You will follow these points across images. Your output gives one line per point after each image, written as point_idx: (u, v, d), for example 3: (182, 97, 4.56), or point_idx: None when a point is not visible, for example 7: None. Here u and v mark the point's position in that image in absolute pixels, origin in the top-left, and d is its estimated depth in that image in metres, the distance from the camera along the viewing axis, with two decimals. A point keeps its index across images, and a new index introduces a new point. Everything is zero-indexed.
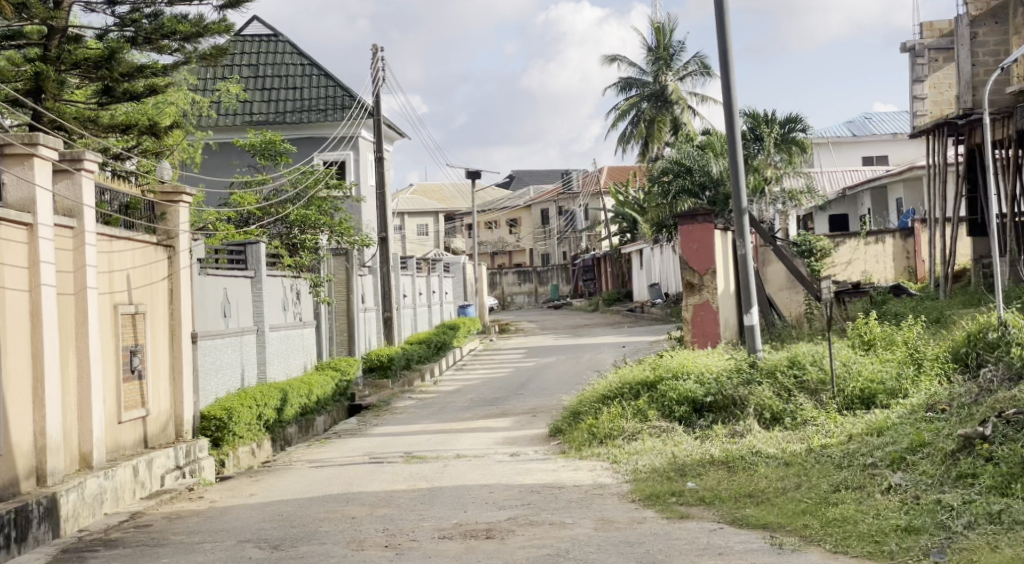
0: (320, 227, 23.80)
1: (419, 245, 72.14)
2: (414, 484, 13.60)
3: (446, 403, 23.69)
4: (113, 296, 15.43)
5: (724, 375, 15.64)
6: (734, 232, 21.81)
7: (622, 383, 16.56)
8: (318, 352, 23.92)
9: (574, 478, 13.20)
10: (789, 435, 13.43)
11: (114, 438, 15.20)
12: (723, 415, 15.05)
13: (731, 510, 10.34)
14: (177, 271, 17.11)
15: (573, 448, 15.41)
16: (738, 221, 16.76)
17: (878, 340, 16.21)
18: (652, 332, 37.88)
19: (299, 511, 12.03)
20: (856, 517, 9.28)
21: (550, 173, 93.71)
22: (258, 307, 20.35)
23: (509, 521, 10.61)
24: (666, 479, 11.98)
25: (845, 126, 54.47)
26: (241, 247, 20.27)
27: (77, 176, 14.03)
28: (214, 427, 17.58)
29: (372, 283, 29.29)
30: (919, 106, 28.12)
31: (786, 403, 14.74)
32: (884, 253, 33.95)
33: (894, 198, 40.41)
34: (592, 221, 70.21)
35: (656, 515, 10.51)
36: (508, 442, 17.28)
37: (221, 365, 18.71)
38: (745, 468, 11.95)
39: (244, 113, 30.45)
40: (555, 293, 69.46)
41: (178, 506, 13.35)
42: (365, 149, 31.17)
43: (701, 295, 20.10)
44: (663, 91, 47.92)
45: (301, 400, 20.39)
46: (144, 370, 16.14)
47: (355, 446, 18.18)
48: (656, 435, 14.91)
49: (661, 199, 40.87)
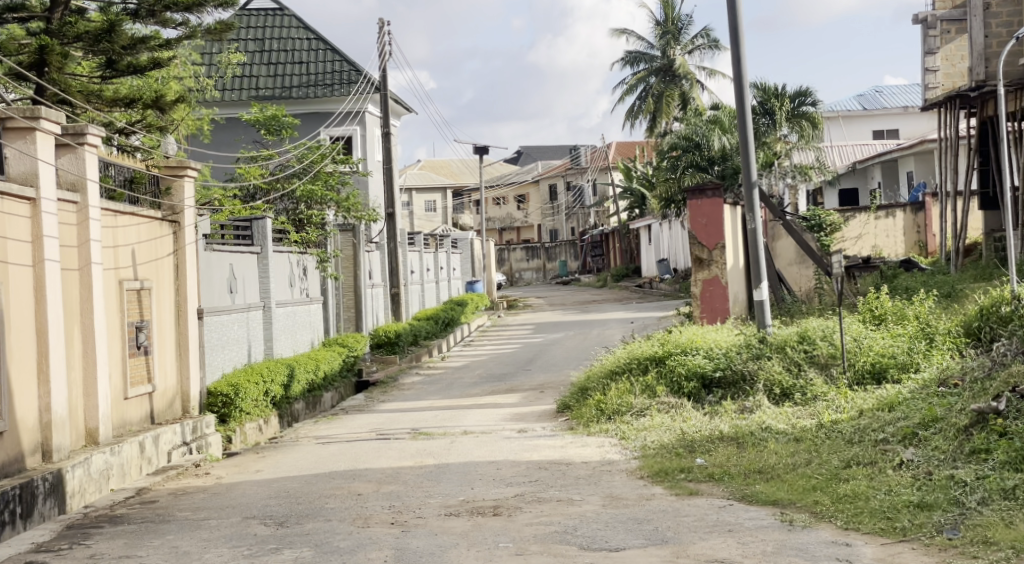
0: (327, 202, 23.68)
1: (427, 221, 71.96)
2: (420, 461, 13.50)
3: (454, 379, 23.63)
4: (118, 271, 15.33)
5: (733, 351, 15.57)
6: (743, 206, 21.64)
7: (630, 359, 16.47)
8: (326, 328, 23.85)
9: (582, 454, 13.10)
10: (799, 411, 13.32)
11: (121, 414, 15.14)
12: (732, 391, 14.97)
13: (740, 486, 10.23)
14: (183, 247, 17.03)
15: (581, 424, 15.32)
16: (748, 195, 16.60)
17: (889, 315, 16.09)
18: (660, 309, 37.74)
19: (306, 488, 11.93)
20: (867, 493, 9.15)
21: (558, 149, 93.48)
22: (264, 283, 20.25)
23: (516, 498, 10.51)
24: (675, 455, 11.88)
25: (855, 99, 54.23)
26: (247, 222, 20.15)
27: (80, 150, 13.93)
28: (221, 403, 17.50)
29: (379, 258, 29.21)
30: (931, 79, 27.84)
31: (796, 378, 14.62)
32: (894, 228, 33.77)
33: (905, 172, 40.21)
34: (600, 196, 70.03)
35: (664, 491, 10.41)
36: (516, 418, 17.19)
37: (228, 341, 18.63)
38: (755, 444, 11.85)
39: (249, 88, 30.34)
40: (563, 269, 69.32)
41: (184, 482, 13.26)
42: (372, 124, 31.01)
43: (710, 270, 19.97)
44: (671, 66, 47.70)
45: (308, 376, 20.31)
46: (150, 346, 16.06)
47: (362, 423, 18.11)
48: (664, 411, 14.81)
49: (670, 174, 40.68)
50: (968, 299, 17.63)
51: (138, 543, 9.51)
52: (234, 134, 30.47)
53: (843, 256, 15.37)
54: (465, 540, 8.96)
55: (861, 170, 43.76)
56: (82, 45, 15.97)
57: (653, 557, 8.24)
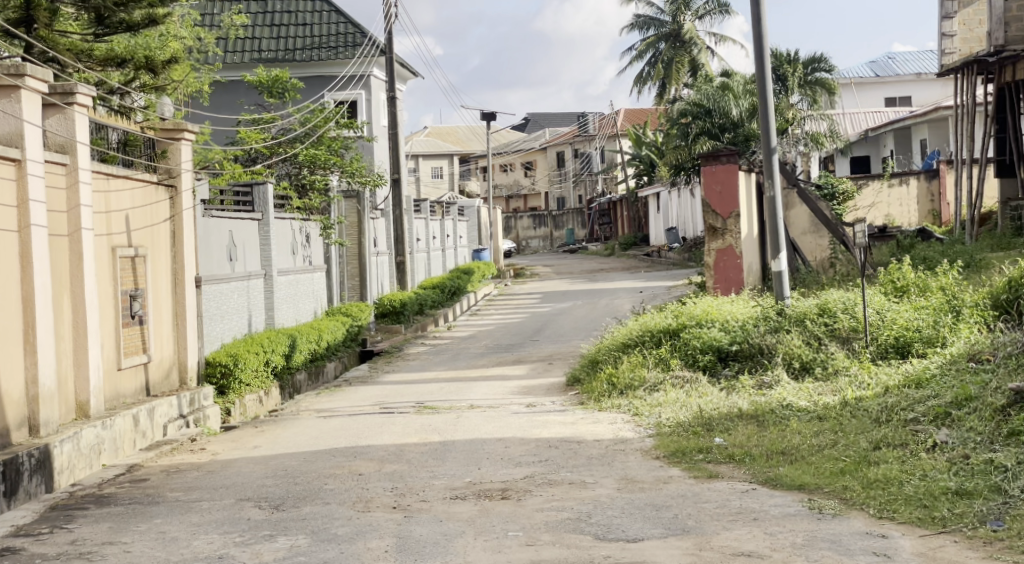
0: (331, 167, 23.01)
1: (434, 188, 71.23)
2: (425, 438, 12.94)
3: (460, 349, 23.11)
4: (111, 238, 14.76)
5: (749, 323, 15.03)
6: (758, 172, 21.02)
7: (643, 331, 15.92)
8: (329, 297, 23.29)
9: (594, 432, 12.53)
10: (821, 386, 12.76)
11: (114, 386, 14.59)
12: (748, 364, 14.42)
13: (763, 469, 9.66)
14: (180, 212, 16.46)
15: (591, 398, 14.75)
16: (767, 161, 15.92)
17: (912, 286, 15.51)
18: (669, 277, 37.13)
19: (304, 466, 11.37)
20: (901, 478, 8.58)
21: (567, 117, 92.72)
22: (265, 251, 19.67)
23: (525, 480, 9.95)
24: (691, 435, 11.31)
25: (868, 65, 53.47)
26: (248, 187, 19.57)
27: (70, 110, 13.35)
28: (220, 374, 16.96)
29: (385, 226, 28.65)
30: (947, 44, 27.14)
31: (816, 352, 14.04)
32: (908, 195, 32.98)
33: (919, 139, 39.51)
34: (609, 164, 69.34)
35: (683, 474, 9.84)
36: (524, 392, 16.63)
37: (227, 311, 18.07)
38: (776, 422, 11.28)
39: (253, 50, 29.71)
40: (571, 237, 68.73)
41: (178, 459, 12.72)
42: (377, 88, 30.33)
43: (724, 240, 19.34)
44: (680, 32, 46.98)
45: (310, 346, 19.76)
46: (145, 315, 15.50)
47: (365, 395, 17.57)
48: (678, 386, 14.24)
49: (680, 142, 40.04)
50: (993, 271, 17.02)
51: (124, 528, 8.97)
52: (235, 97, 29.87)
53: (866, 223, 14.50)
54: (471, 527, 8.41)
55: (873, 137, 43.04)
56: (72, 1, 15.36)
57: (674, 549, 7.68)
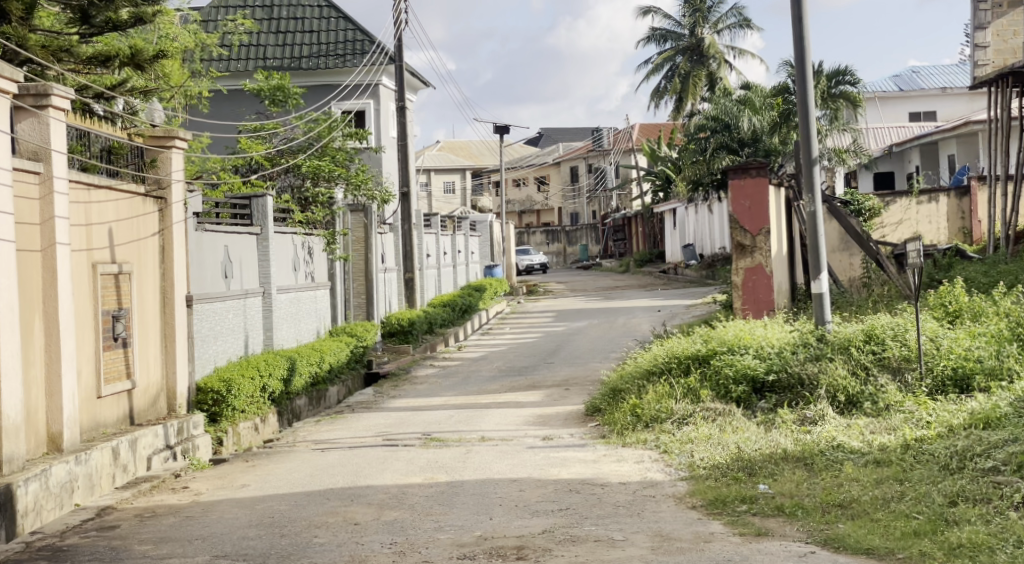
0: (335, 179, 21.69)
1: (446, 203, 70.04)
2: (432, 477, 11.63)
3: (471, 371, 21.86)
4: (91, 254, 13.50)
5: (787, 350, 13.75)
6: (788, 186, 19.72)
7: (668, 357, 14.62)
8: (334, 317, 22.02)
9: (619, 473, 11.21)
10: (872, 424, 11.48)
11: (93, 415, 13.33)
12: (788, 396, 13.13)
13: (820, 526, 8.41)
14: (170, 226, 15.23)
15: (614, 432, 13.45)
16: (808, 176, 14.54)
17: (966, 312, 14.25)
18: (689, 296, 35.75)
19: (293, 512, 10.08)
20: (992, 545, 7.50)
21: (581, 132, 91.59)
22: (264, 267, 18.41)
23: (543, 535, 8.65)
24: (731, 480, 10.00)
25: (891, 80, 52.13)
26: (246, 199, 18.33)
27: (44, 115, 12.15)
28: (212, 401, 15.69)
29: (393, 240, 27.38)
30: (981, 55, 25.71)
31: (863, 384, 12.76)
32: (937, 214, 30.54)
33: (946, 154, 38.11)
34: (623, 179, 68.13)
35: (725, 530, 8.54)
36: (540, 422, 15.31)
37: (221, 331, 16.79)
38: (828, 466, 9.97)
39: (257, 57, 28.53)
40: (584, 253, 67.53)
41: (156, 499, 11.44)
42: (386, 98, 29.11)
43: (753, 258, 18.04)
44: (698, 45, 45.72)
45: (312, 369, 18.48)
46: (129, 337, 14.26)
47: (370, 423, 16.28)
48: (710, 419, 12.96)
49: (698, 156, 38.86)
50: None
51: None
52: (237, 106, 28.69)
53: (919, 242, 13.13)
54: None
55: (897, 152, 41.65)
56: None
57: None
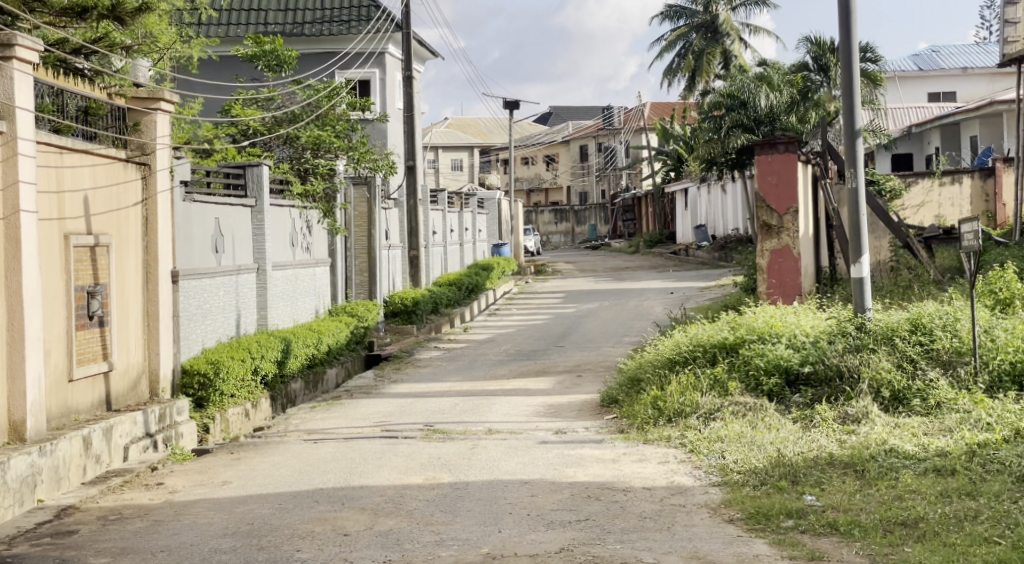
0: (336, 150, 20.39)
1: (454, 180, 68.82)
2: (433, 477, 10.44)
3: (478, 355, 20.67)
4: (63, 223, 12.31)
5: (824, 338, 12.55)
6: (816, 163, 18.37)
7: (692, 345, 13.43)
8: (333, 295, 20.88)
9: (642, 475, 10.02)
10: (923, 425, 10.33)
11: (64, 400, 12.19)
12: (827, 391, 11.95)
13: (883, 550, 7.28)
14: (154, 195, 14.04)
15: (634, 427, 12.29)
16: (848, 148, 13.19)
17: (1020, 300, 13.08)
18: (702, 278, 34.48)
19: (276, 518, 8.96)
20: None
21: (591, 111, 90.22)
22: (259, 242, 17.23)
23: (559, 556, 7.55)
24: (772, 489, 8.80)
25: (911, 59, 50.74)
26: (240, 168, 17.06)
27: (8, 67, 11.01)
28: (198, 385, 14.53)
29: (398, 216, 26.19)
30: (1012, 31, 24.33)
31: (911, 379, 11.61)
32: (960, 195, 27.80)
33: (969, 136, 36.72)
34: (634, 158, 66.82)
35: (772, 552, 7.42)
36: (551, 413, 14.12)
37: (210, 310, 15.61)
38: (883, 475, 8.78)
39: (258, 22, 27.31)
40: (593, 233, 66.29)
41: (128, 497, 10.30)
42: (393, 68, 27.88)
43: (779, 239, 16.79)
44: (713, 21, 44.29)
45: (308, 351, 17.28)
46: (106, 315, 13.10)
47: (368, 411, 15.08)
48: (740, 415, 11.79)
49: (712, 136, 37.50)
50: None
51: None
52: (236, 72, 27.48)
53: (974, 222, 11.93)
54: None
55: (917, 133, 40.33)
56: None
57: None
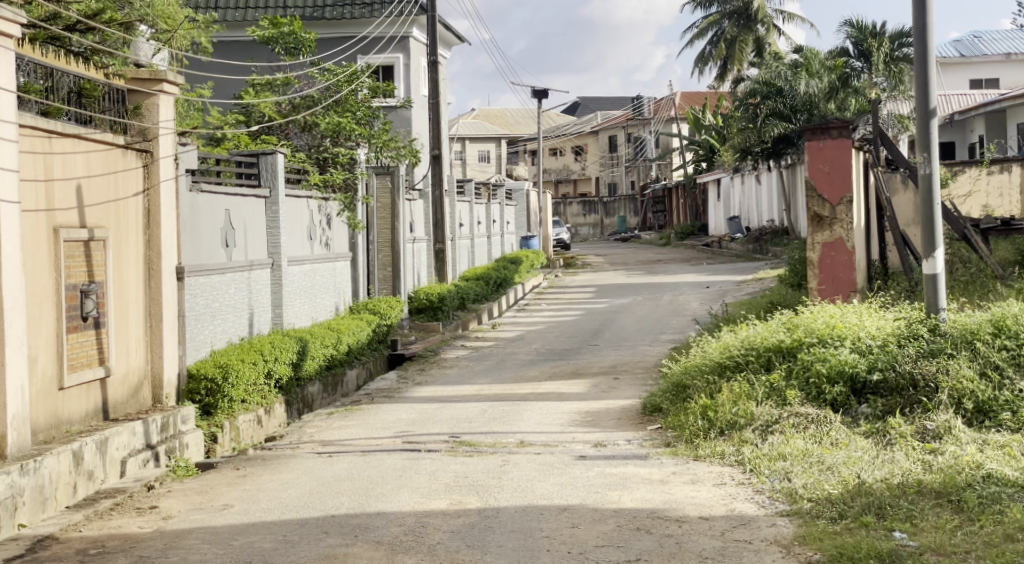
0: (356, 138, 19.19)
1: (481, 172, 67.49)
2: (459, 501, 9.23)
3: (507, 354, 19.47)
4: (53, 215, 11.15)
5: (894, 340, 11.29)
6: (869, 148, 16.91)
7: (744, 347, 12.13)
8: (354, 291, 19.69)
9: (698, 501, 8.79)
10: (1017, 444, 9.16)
11: (53, 408, 11.05)
12: (900, 402, 10.73)
13: None
14: (157, 185, 12.84)
15: (683, 440, 11.05)
16: (921, 131, 11.88)
17: None
18: (737, 271, 33.11)
19: (277, 554, 7.80)
20: None
21: (620, 100, 88.77)
22: (273, 234, 16.04)
23: None
24: (855, 524, 7.61)
25: (951, 45, 49.15)
26: (253, 156, 15.86)
27: None
28: (204, 390, 13.34)
29: (422, 208, 24.95)
30: None
31: (998, 390, 10.43)
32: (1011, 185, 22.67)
33: (1015, 124, 35.24)
34: (664, 149, 65.40)
35: None
36: (588, 421, 12.89)
37: (219, 309, 14.42)
38: (986, 508, 7.64)
39: (276, 5, 26.13)
40: (622, 225, 64.97)
41: (116, 524, 9.16)
42: (417, 53, 26.68)
43: (832, 231, 15.40)
44: (746, 8, 42.61)
45: (326, 351, 16.08)
46: (102, 315, 11.95)
47: (389, 419, 13.89)
48: (802, 428, 10.56)
49: (747, 123, 36.06)
50: None
51: None
52: (252, 56, 26.29)
53: None
54: None
55: (959, 120, 38.87)
56: None
57: None
